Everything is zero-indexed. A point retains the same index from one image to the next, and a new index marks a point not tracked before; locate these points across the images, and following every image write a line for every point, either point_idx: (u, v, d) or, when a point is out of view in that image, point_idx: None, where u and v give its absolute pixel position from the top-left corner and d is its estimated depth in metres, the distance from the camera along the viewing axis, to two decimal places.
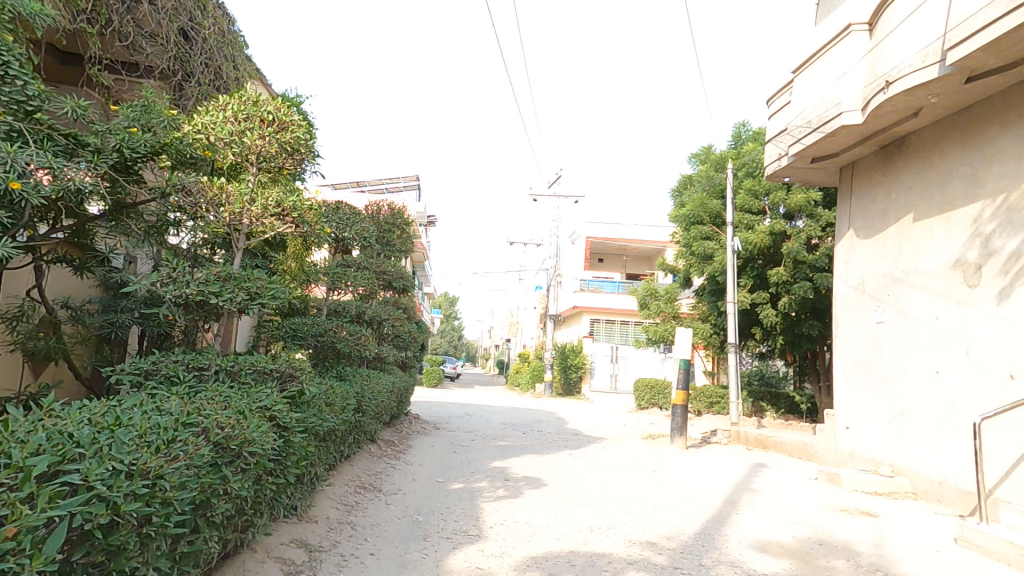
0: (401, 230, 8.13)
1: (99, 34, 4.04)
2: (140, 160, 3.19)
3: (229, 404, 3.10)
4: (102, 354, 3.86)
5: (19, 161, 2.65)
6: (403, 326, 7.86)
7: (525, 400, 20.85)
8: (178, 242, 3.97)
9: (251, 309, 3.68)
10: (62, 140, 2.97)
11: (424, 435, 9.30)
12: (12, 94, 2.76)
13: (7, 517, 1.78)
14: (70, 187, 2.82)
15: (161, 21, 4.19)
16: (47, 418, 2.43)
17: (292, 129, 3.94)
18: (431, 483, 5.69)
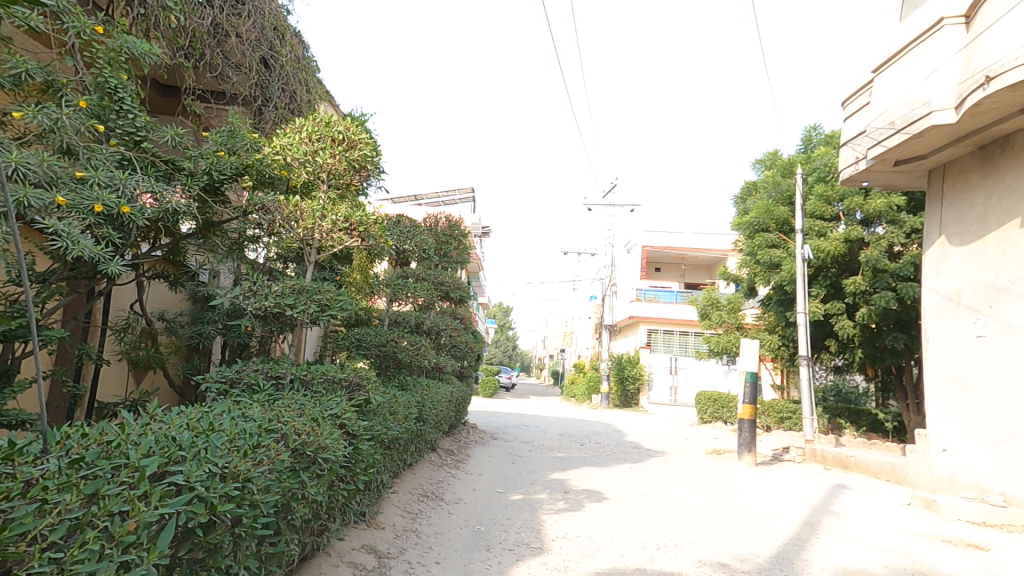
0: (458, 242, 8.36)
1: (193, 67, 4.41)
2: (225, 181, 3.49)
3: (304, 412, 3.28)
4: (192, 363, 4.18)
5: (128, 187, 3.04)
6: (460, 335, 8.02)
7: (580, 411, 20.72)
8: (256, 258, 4.28)
9: (322, 319, 3.88)
10: (163, 166, 3.35)
11: (483, 445, 9.42)
12: (125, 127, 3.18)
13: (129, 512, 1.98)
14: (169, 209, 3.17)
15: (245, 52, 4.52)
16: (151, 423, 2.69)
17: (360, 146, 4.14)
18: (491, 493, 5.75)
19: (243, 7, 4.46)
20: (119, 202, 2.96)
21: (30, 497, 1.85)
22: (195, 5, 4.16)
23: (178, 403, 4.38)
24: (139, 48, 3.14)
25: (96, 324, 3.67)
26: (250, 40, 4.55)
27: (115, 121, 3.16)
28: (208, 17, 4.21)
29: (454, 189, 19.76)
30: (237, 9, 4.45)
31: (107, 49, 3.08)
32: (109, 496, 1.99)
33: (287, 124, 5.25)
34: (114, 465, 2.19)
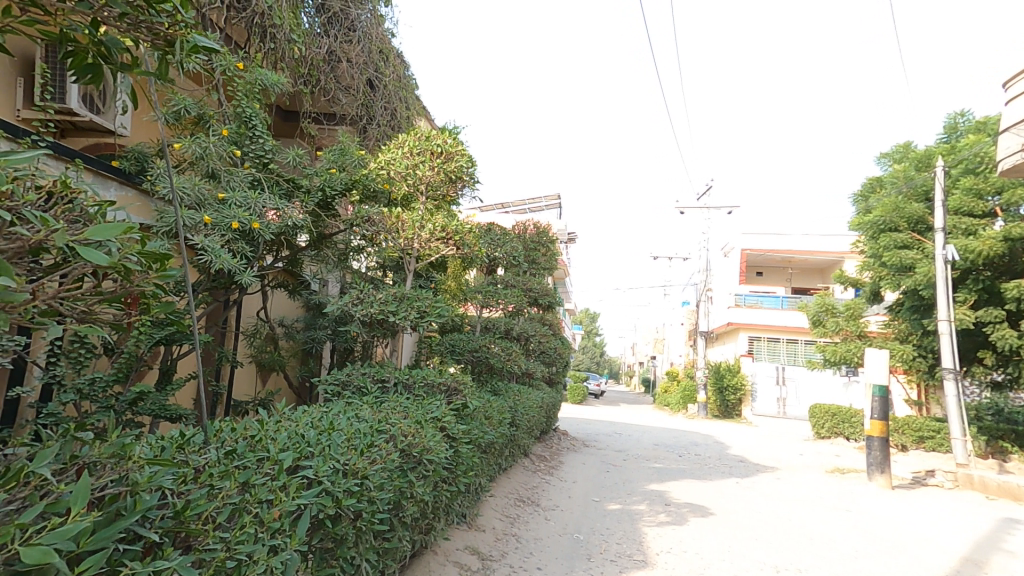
0: (546, 248, 8.57)
1: (311, 93, 4.85)
2: (336, 196, 3.84)
3: (408, 414, 3.43)
4: (307, 366, 4.62)
5: (258, 206, 3.49)
6: (547, 341, 8.12)
7: (674, 420, 20.06)
8: (360, 267, 4.60)
9: (421, 326, 4.06)
10: (285, 185, 3.80)
11: (575, 452, 9.40)
12: (257, 151, 3.68)
13: (273, 500, 2.25)
14: (289, 224, 3.57)
15: (354, 75, 4.93)
16: (277, 421, 2.97)
17: (456, 158, 4.31)
18: (587, 501, 5.69)
19: (354, 34, 4.85)
20: (251, 219, 3.44)
21: (200, 482, 2.13)
22: (314, 36, 4.61)
23: (296, 402, 4.86)
24: (272, 77, 3.62)
25: (231, 330, 4.20)
26: (359, 64, 4.96)
27: (250, 146, 3.68)
28: (324, 46, 4.64)
29: (541, 196, 19.86)
30: (349, 37, 4.84)
31: (245, 82, 3.58)
32: (258, 486, 2.25)
33: (389, 139, 5.60)
34: (258, 458, 2.48)
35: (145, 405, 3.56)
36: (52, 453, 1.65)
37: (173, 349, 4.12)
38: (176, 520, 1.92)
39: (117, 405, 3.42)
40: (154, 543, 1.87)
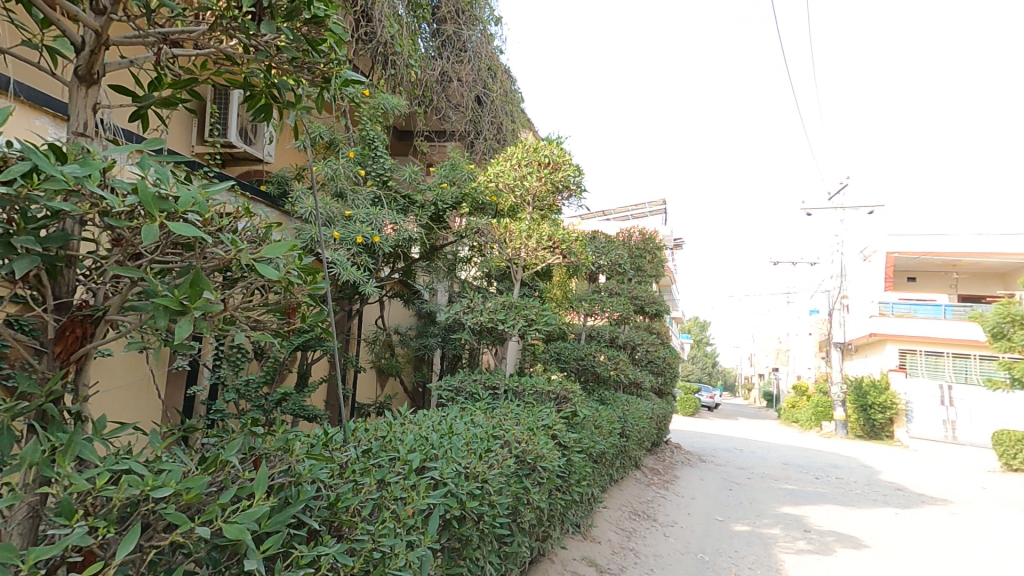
0: (652, 256, 8.47)
1: (425, 113, 5.22)
2: (447, 210, 4.15)
3: (520, 421, 3.48)
4: (421, 372, 4.95)
5: (379, 221, 3.82)
6: (655, 350, 7.87)
7: (804, 438, 18.26)
8: (466, 276, 4.92)
9: (529, 333, 4.13)
10: (401, 200, 4.14)
11: (690, 466, 8.97)
12: (378, 170, 4.06)
13: (406, 498, 2.40)
14: (405, 236, 3.89)
15: (464, 93, 5.24)
16: (401, 423, 3.18)
17: (563, 167, 4.36)
18: (710, 520, 5.37)
19: (465, 54, 5.20)
20: (372, 233, 3.75)
21: (347, 477, 2.35)
22: (429, 59, 4.98)
23: (410, 406, 5.23)
24: (392, 102, 3.96)
25: (355, 337, 4.63)
26: (468, 82, 5.29)
27: (373, 166, 4.06)
28: (438, 68, 5.01)
29: (644, 202, 19.28)
30: (460, 57, 5.18)
31: (370, 107, 3.93)
32: (392, 484, 2.42)
33: (495, 152, 5.85)
34: (390, 457, 2.67)
35: (288, 405, 4.02)
36: (237, 443, 1.94)
37: (308, 354, 4.62)
38: (330, 511, 2.13)
39: (266, 404, 3.91)
40: (315, 530, 2.10)
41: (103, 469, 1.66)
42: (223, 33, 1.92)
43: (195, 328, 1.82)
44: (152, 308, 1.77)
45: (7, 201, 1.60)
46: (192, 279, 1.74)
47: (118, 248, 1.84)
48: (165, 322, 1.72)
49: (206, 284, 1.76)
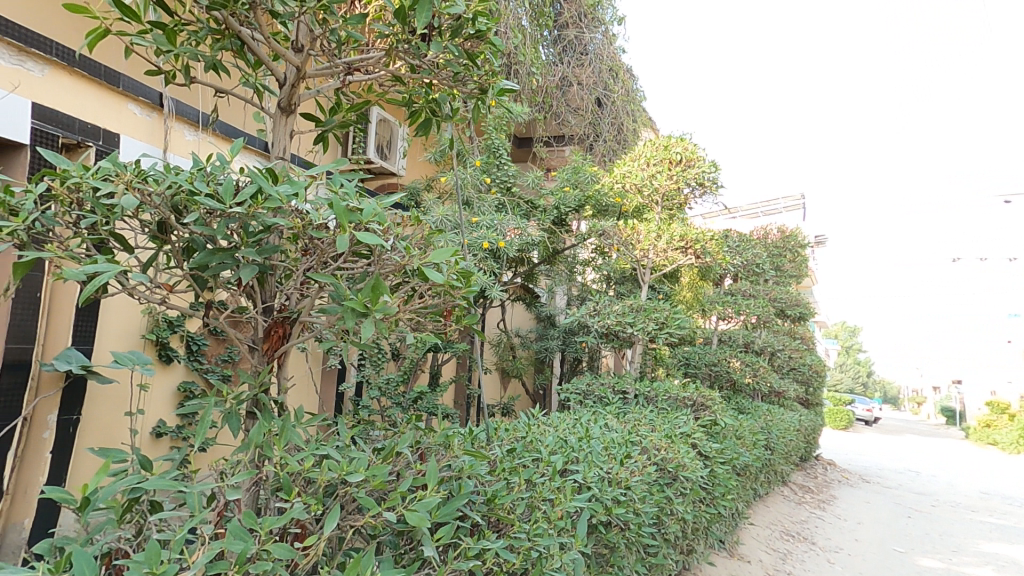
0: (794, 254, 8.12)
1: (546, 119, 5.44)
2: (568, 213, 4.27)
3: (656, 427, 3.34)
4: (543, 375, 5.05)
5: (503, 225, 3.90)
6: (799, 356, 7.23)
7: (1004, 463, 15.28)
8: (583, 281, 5.05)
9: (659, 337, 3.99)
10: (524, 206, 4.29)
11: (848, 486, 8.02)
12: (505, 176, 4.25)
13: (554, 500, 2.40)
14: (529, 239, 4.01)
15: (584, 96, 5.43)
16: (537, 424, 3.22)
17: (698, 164, 4.24)
18: (885, 550, 4.72)
19: (586, 56, 5.30)
20: (498, 239, 3.85)
21: (498, 474, 2.43)
22: (551, 65, 5.16)
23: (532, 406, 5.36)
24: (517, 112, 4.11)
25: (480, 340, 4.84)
26: (588, 85, 5.42)
27: (499, 172, 4.25)
28: (559, 74, 5.16)
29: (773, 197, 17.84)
30: (581, 60, 5.31)
31: (496, 116, 4.10)
32: (540, 485, 2.45)
33: (615, 153, 5.90)
34: (533, 458, 2.71)
35: (423, 402, 4.29)
36: (407, 437, 2.10)
37: (437, 356, 4.90)
38: (488, 506, 2.22)
39: (405, 401, 4.18)
40: (476, 525, 2.19)
41: (308, 453, 1.91)
42: (394, 57, 2.10)
43: (375, 330, 1.99)
44: (340, 311, 1.98)
45: (236, 218, 1.89)
46: (372, 283, 1.90)
47: (310, 257, 2.09)
48: (353, 323, 1.90)
49: (384, 288, 1.92)
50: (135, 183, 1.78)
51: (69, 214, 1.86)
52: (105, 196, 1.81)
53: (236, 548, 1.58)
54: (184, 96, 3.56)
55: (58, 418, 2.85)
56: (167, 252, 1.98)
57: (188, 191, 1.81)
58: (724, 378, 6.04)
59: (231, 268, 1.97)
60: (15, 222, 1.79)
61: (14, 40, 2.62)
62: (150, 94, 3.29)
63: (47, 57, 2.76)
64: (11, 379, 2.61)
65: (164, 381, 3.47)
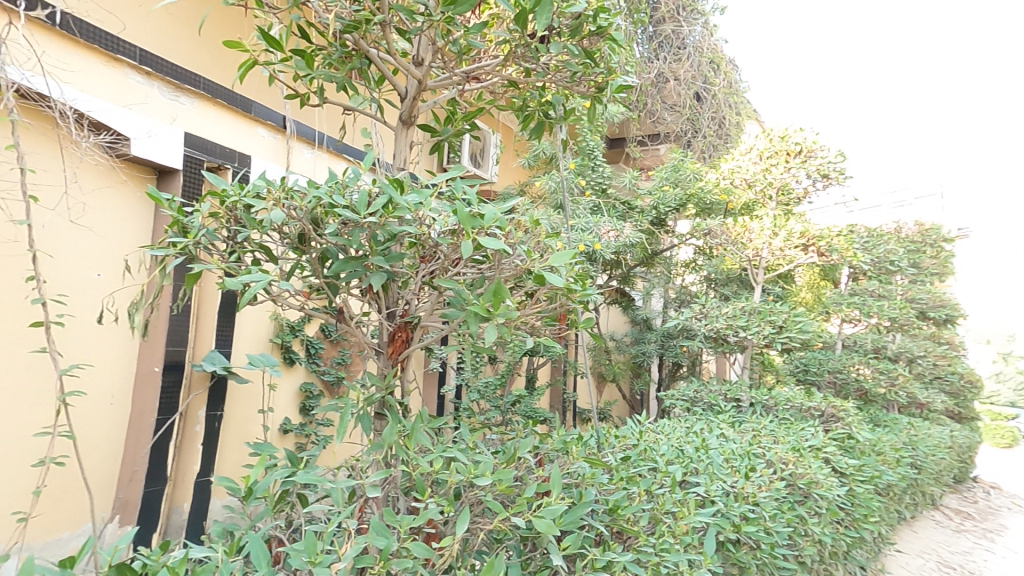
0: (936, 250, 7.11)
1: (641, 118, 5.61)
2: (668, 212, 4.51)
3: (781, 439, 3.09)
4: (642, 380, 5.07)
5: (597, 228, 3.93)
6: (945, 363, 6.40)
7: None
8: (681, 283, 5.24)
9: (778, 341, 3.78)
10: (619, 207, 4.52)
11: (1018, 515, 6.85)
12: (599, 178, 4.44)
13: (678, 514, 2.24)
14: (626, 242, 4.07)
15: (680, 91, 5.53)
16: (647, 431, 3.10)
17: (818, 154, 4.22)
18: None
19: (683, 51, 5.44)
20: (593, 241, 3.86)
21: (616, 483, 2.35)
22: (645, 63, 5.36)
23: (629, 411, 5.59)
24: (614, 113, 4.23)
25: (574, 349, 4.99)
26: (685, 80, 5.53)
27: (593, 176, 4.44)
28: (654, 70, 5.36)
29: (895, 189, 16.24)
30: (677, 55, 5.43)
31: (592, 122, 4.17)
32: (661, 497, 2.32)
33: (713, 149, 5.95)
34: (649, 467, 2.59)
35: (522, 406, 4.22)
36: (527, 441, 2.09)
37: (532, 359, 4.91)
38: (610, 517, 2.15)
39: (503, 404, 4.18)
40: (600, 535, 2.12)
41: (437, 455, 1.96)
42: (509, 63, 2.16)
43: (496, 334, 1.97)
44: (462, 315, 2.00)
45: (366, 229, 1.97)
46: (493, 288, 1.89)
47: (430, 263, 2.15)
48: (475, 327, 1.90)
49: (504, 292, 1.89)
50: (282, 199, 1.94)
51: (225, 229, 2.07)
52: (255, 211, 2.00)
53: (380, 544, 1.63)
54: (303, 117, 3.89)
55: (206, 413, 3.18)
56: (305, 262, 2.13)
57: (326, 204, 1.93)
58: (852, 386, 5.48)
59: (360, 275, 2.07)
60: (184, 239, 2.03)
61: (171, 78, 2.99)
62: (276, 118, 3.61)
63: (195, 90, 3.11)
64: (172, 377, 2.98)
65: (289, 382, 3.76)
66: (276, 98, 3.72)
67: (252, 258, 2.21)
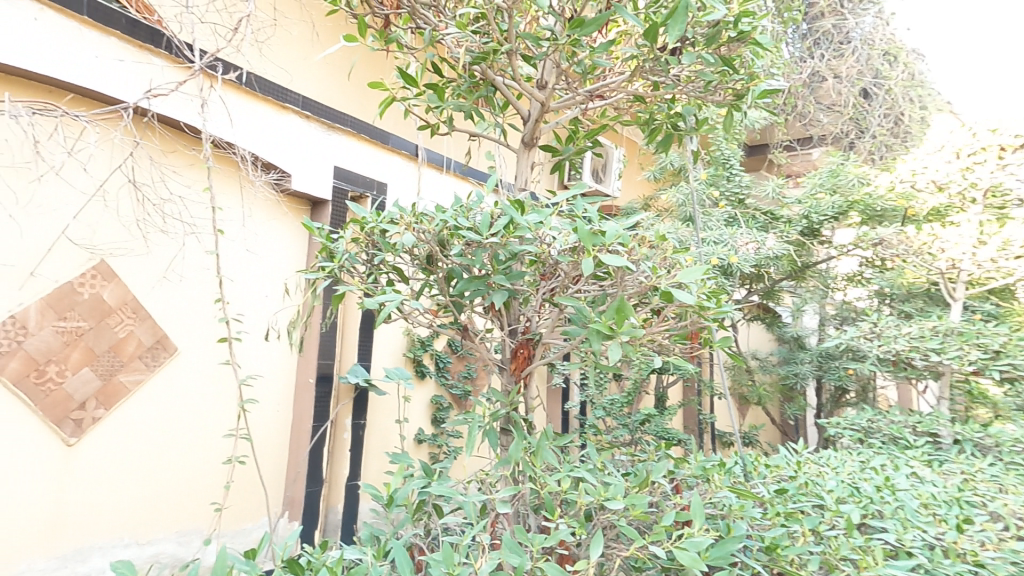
0: None
1: (788, 122, 5.70)
2: (825, 222, 4.34)
3: (1006, 488, 2.45)
4: (795, 401, 4.97)
5: (733, 240, 4.04)
6: None
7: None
8: (842, 298, 5.00)
9: (990, 368, 3.43)
10: (762, 217, 4.57)
11: None
12: (735, 188, 4.55)
13: (859, 562, 1.79)
14: (769, 254, 4.07)
15: (841, 89, 5.48)
16: (807, 462, 2.65)
17: None
18: None
19: (846, 45, 5.44)
20: (728, 253, 3.96)
21: (772, 518, 2.02)
22: (799, 62, 5.51)
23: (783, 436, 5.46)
24: (753, 121, 4.36)
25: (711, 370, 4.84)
26: (849, 77, 5.48)
27: (727, 185, 4.57)
28: (808, 69, 5.47)
29: None
30: (839, 50, 5.46)
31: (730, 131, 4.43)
32: (833, 540, 1.90)
33: (887, 149, 5.55)
34: (813, 504, 2.18)
35: (652, 426, 3.95)
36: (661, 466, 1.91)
37: (661, 378, 4.64)
38: (769, 556, 1.85)
39: (631, 422, 3.95)
40: None
41: (565, 474, 1.87)
42: (634, 78, 2.39)
43: (621, 354, 1.82)
44: (584, 334, 1.90)
45: (488, 249, 1.99)
46: (616, 305, 1.76)
47: (551, 280, 2.11)
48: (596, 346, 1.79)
49: (628, 309, 1.76)
50: (414, 224, 2.04)
51: (364, 252, 2.24)
52: (389, 236, 2.13)
53: (513, 561, 1.56)
54: (433, 144, 4.19)
55: (352, 422, 3.46)
56: (432, 281, 2.21)
57: (451, 227, 2.00)
58: None
59: (483, 294, 2.09)
60: (332, 263, 2.23)
61: (325, 119, 3.39)
62: (410, 146, 3.91)
63: (343, 128, 3.51)
64: (324, 388, 3.30)
65: (421, 394, 3.98)
66: (410, 129, 4.06)
67: (388, 279, 2.35)
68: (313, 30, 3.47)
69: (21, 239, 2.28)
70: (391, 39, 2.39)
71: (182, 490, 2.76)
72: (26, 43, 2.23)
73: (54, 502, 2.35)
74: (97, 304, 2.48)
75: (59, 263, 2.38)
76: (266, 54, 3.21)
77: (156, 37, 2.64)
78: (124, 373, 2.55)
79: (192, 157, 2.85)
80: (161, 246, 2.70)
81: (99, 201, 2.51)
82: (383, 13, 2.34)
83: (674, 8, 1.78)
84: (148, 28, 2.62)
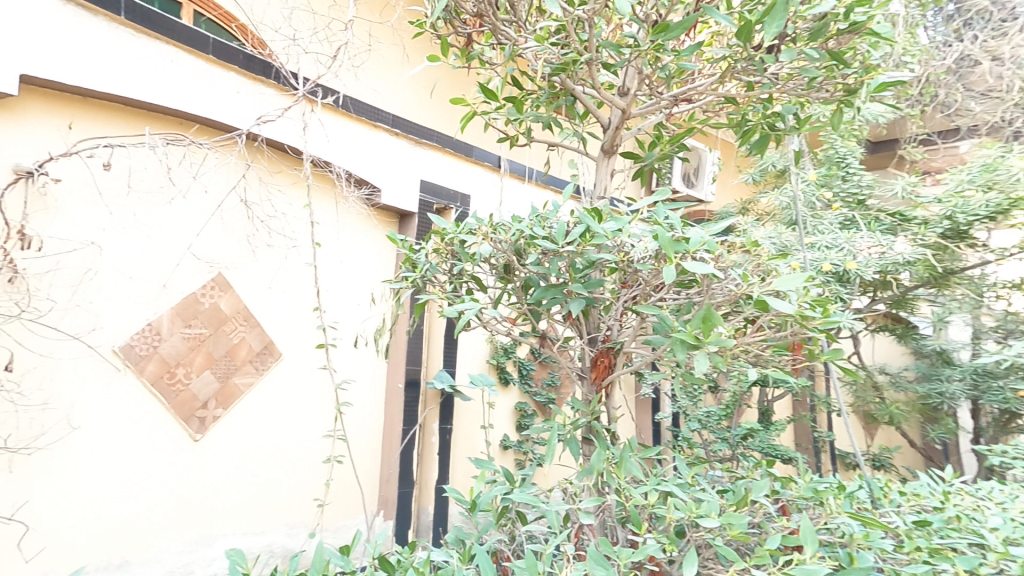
0: None
1: (923, 114, 4.99)
2: (976, 223, 3.71)
3: None
4: (944, 425, 4.38)
5: (851, 245, 3.65)
6: None
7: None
8: (1004, 308, 4.12)
9: None
10: (889, 220, 4.00)
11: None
12: (852, 189, 4.06)
13: None
14: (896, 260, 3.65)
15: (1002, 73, 4.61)
16: (959, 494, 2.21)
17: None
18: None
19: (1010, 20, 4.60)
20: (848, 259, 3.58)
21: (911, 553, 1.71)
22: (941, 47, 4.76)
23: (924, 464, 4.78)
24: (875, 115, 3.92)
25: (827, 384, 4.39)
26: (1013, 59, 4.58)
27: (841, 185, 4.08)
28: (955, 52, 4.70)
29: None
30: (1000, 28, 4.63)
31: (847, 125, 4.01)
32: None
33: None
34: (969, 542, 1.81)
35: (754, 441, 3.63)
36: (764, 485, 1.74)
37: (765, 391, 4.25)
38: None
39: (731, 437, 3.64)
40: None
41: (653, 488, 1.75)
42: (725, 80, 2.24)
43: (711, 366, 1.65)
44: (667, 343, 1.74)
45: (565, 257, 1.93)
46: (702, 314, 1.61)
47: (631, 288, 2.00)
48: (683, 357, 1.64)
49: (717, 318, 1.59)
50: (491, 234, 2.02)
51: (445, 262, 2.26)
52: (468, 246, 2.14)
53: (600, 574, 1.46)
54: (515, 155, 4.26)
55: (439, 427, 3.54)
56: (510, 290, 2.18)
57: (528, 236, 1.95)
58: None
59: (560, 303, 2.02)
60: (414, 273, 2.29)
61: (412, 135, 3.54)
62: (492, 158, 3.99)
63: (430, 142, 3.63)
64: (412, 393, 3.41)
65: (506, 400, 3.98)
66: (493, 141, 4.14)
67: (468, 288, 2.35)
68: (404, 52, 3.67)
69: (157, 256, 2.57)
70: (473, 57, 2.41)
71: (288, 485, 2.98)
72: (164, 82, 2.54)
73: (183, 492, 2.61)
74: (216, 312, 2.75)
75: (186, 277, 2.66)
76: (361, 77, 3.44)
77: (267, 69, 2.91)
78: (239, 376, 2.80)
79: (295, 176, 3.09)
80: (269, 259, 2.96)
81: (218, 220, 2.79)
82: (465, 31, 2.34)
83: (772, 4, 1.72)
84: (261, 62, 2.89)
